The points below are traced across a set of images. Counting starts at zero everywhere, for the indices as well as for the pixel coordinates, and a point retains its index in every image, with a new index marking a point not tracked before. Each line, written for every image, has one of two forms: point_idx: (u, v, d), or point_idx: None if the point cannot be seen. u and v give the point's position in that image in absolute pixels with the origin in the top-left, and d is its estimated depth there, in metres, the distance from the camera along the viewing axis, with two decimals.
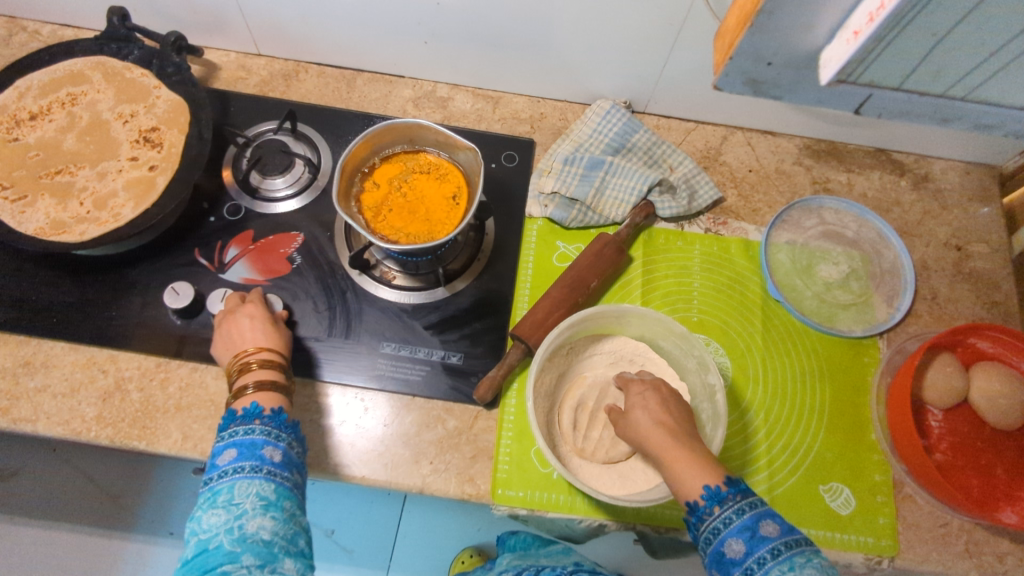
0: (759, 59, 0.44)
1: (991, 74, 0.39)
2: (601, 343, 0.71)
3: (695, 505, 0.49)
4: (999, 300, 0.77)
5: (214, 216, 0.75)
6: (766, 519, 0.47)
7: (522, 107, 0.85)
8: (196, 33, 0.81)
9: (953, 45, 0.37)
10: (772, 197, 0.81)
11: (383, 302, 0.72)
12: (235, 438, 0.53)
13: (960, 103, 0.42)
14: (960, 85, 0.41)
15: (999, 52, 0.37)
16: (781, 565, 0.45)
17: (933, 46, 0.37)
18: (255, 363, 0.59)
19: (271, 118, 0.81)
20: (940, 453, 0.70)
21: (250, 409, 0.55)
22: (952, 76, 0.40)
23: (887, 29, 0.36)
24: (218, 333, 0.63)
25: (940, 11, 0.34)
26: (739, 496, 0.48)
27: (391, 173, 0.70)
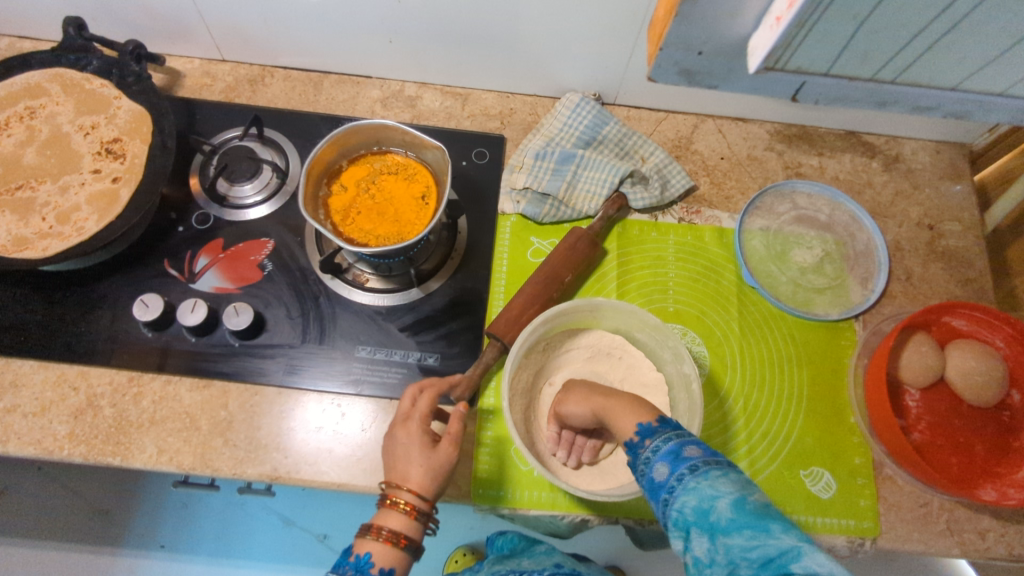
0: (689, 49, 0.42)
1: (917, 55, 0.40)
2: (577, 338, 0.71)
3: (633, 443, 0.48)
4: (973, 277, 0.78)
5: (182, 226, 0.74)
6: (691, 442, 0.44)
7: (492, 103, 0.84)
8: (157, 41, 0.80)
9: (875, 29, 0.37)
10: (745, 184, 0.81)
11: (357, 306, 0.72)
12: None
13: (890, 86, 0.43)
14: (888, 69, 0.41)
15: (921, 33, 0.37)
16: (697, 478, 0.41)
17: (856, 30, 0.37)
18: (401, 502, 0.54)
19: (236, 124, 0.80)
20: (918, 433, 0.70)
21: (360, 559, 0.52)
22: (881, 56, 0.40)
23: (808, 12, 0.35)
24: (386, 438, 0.58)
25: None
26: (670, 429, 0.47)
27: (358, 175, 0.69)
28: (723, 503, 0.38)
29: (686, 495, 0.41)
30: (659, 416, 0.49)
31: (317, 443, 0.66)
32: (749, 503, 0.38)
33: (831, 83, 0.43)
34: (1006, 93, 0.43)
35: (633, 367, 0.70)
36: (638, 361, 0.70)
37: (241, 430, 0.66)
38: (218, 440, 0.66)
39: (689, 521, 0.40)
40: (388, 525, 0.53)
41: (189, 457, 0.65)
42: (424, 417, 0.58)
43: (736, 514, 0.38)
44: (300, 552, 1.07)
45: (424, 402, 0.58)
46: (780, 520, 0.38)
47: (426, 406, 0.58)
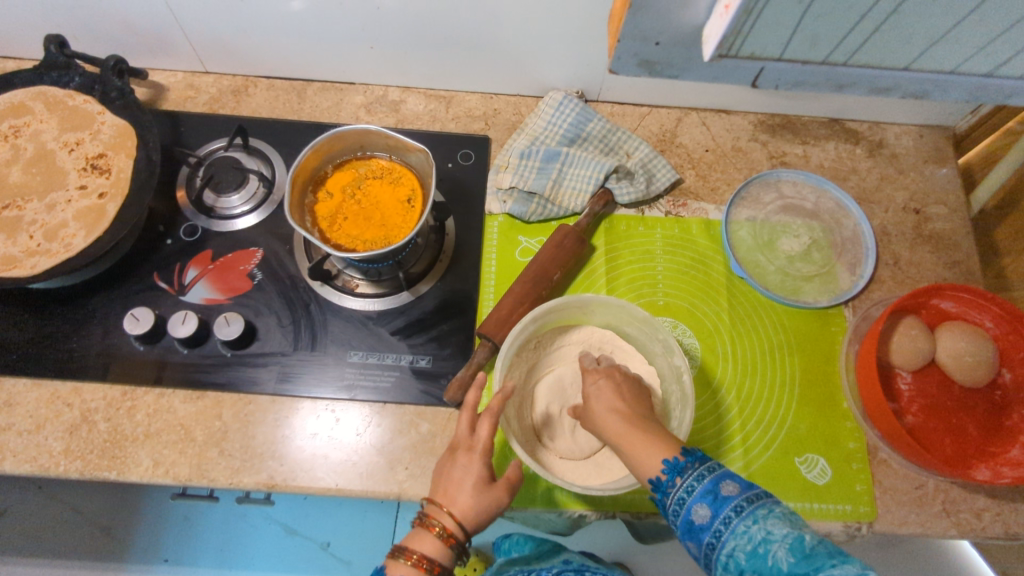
0: (647, 40, 0.42)
1: (864, 37, 0.40)
2: (568, 334, 0.72)
3: (658, 481, 0.49)
4: (960, 259, 0.78)
5: (171, 238, 0.74)
6: (725, 479, 0.47)
7: (475, 105, 0.85)
8: (140, 55, 0.80)
9: (818, 13, 0.38)
10: (730, 175, 0.81)
11: (347, 311, 0.72)
12: None
13: (842, 68, 0.43)
14: (837, 51, 0.42)
15: (865, 15, 0.38)
16: (747, 520, 0.44)
17: (802, 15, 0.38)
18: (436, 527, 0.54)
19: (221, 135, 0.80)
20: (911, 416, 0.70)
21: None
22: (831, 38, 0.40)
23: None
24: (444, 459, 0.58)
25: None
26: (698, 462, 0.49)
27: (343, 181, 0.70)
28: (782, 549, 0.42)
29: (737, 539, 0.44)
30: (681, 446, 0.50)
31: (315, 450, 0.66)
32: (807, 542, 0.42)
33: (789, 70, 0.43)
34: (958, 70, 0.43)
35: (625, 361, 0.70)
36: (628, 356, 0.70)
37: (236, 439, 0.67)
38: (213, 451, 0.66)
39: (744, 565, 0.43)
40: (421, 549, 0.53)
41: (185, 468, 0.65)
42: (483, 446, 0.57)
43: (797, 556, 0.41)
44: (303, 560, 1.07)
45: (486, 432, 0.57)
46: (834, 552, 0.41)
47: (486, 438, 0.57)
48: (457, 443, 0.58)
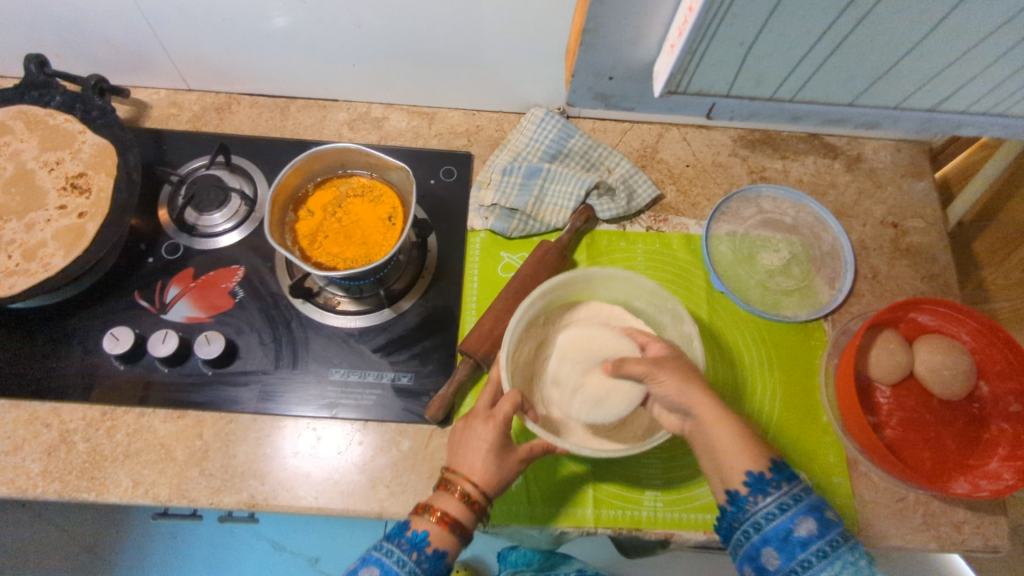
0: (601, 74, 0.44)
1: (808, 75, 0.41)
2: (576, 309, 0.72)
3: (738, 495, 0.53)
4: (937, 272, 0.79)
5: (152, 256, 0.74)
6: (802, 516, 0.50)
7: (458, 121, 0.85)
8: (123, 73, 0.81)
9: (761, 54, 0.39)
10: (711, 190, 0.82)
11: (329, 329, 0.72)
12: (385, 562, 0.53)
13: (789, 104, 0.45)
14: (785, 87, 0.43)
15: (808, 54, 0.39)
16: (830, 565, 0.48)
17: (745, 56, 0.39)
18: (457, 490, 0.55)
19: (203, 153, 0.80)
20: (891, 429, 0.71)
21: (416, 534, 0.54)
22: (774, 80, 0.42)
23: (695, 40, 0.37)
24: (461, 425, 0.59)
25: (737, 23, 0.35)
26: (785, 485, 0.52)
27: (324, 200, 0.70)
28: None
29: None
30: (771, 462, 0.53)
31: (296, 469, 0.66)
32: None
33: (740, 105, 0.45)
34: (901, 106, 0.45)
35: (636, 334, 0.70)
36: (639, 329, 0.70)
37: (217, 459, 0.66)
38: (194, 470, 0.66)
39: None
40: (445, 508, 0.55)
41: (165, 488, 0.64)
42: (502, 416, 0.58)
43: None
44: None
45: (507, 404, 0.58)
46: None
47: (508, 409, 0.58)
48: (477, 412, 0.60)
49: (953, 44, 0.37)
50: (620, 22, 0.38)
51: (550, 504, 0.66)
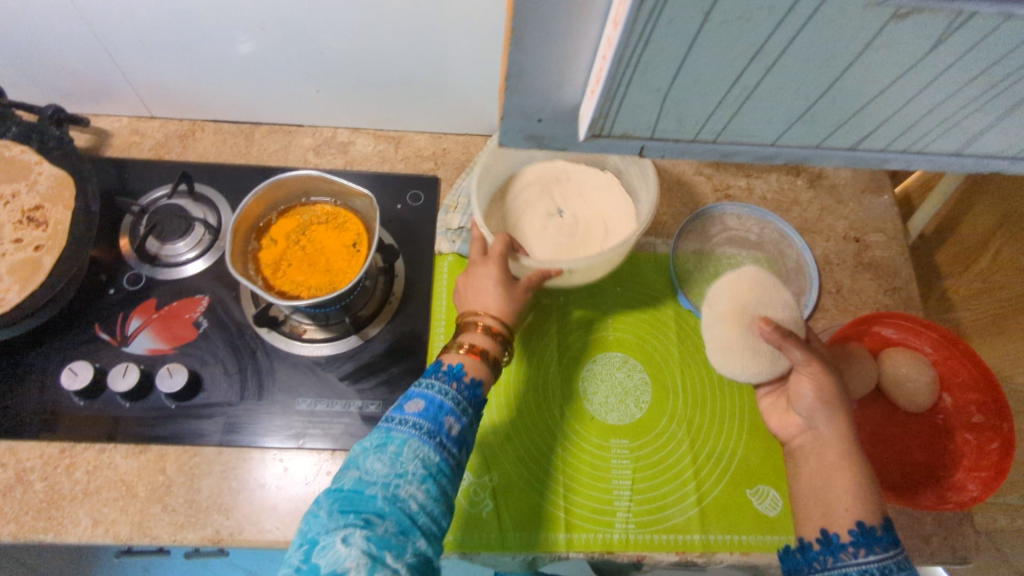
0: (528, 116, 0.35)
1: (731, 117, 0.35)
2: (517, 180, 0.79)
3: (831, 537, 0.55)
4: (899, 285, 0.80)
5: (114, 287, 0.73)
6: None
7: (424, 144, 0.86)
8: (82, 102, 0.80)
9: (679, 97, 0.32)
10: (676, 208, 0.83)
11: (295, 358, 0.71)
12: (429, 390, 0.53)
13: (711, 144, 0.38)
14: (707, 128, 0.36)
15: (733, 92, 0.32)
16: None
17: (662, 100, 0.33)
18: (478, 324, 0.60)
19: (165, 182, 0.79)
20: (858, 444, 0.72)
21: (454, 367, 0.56)
22: (696, 117, 0.35)
23: (614, 83, 0.30)
24: (465, 275, 0.66)
25: (657, 60, 0.29)
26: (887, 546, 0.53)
27: (287, 228, 0.69)
28: None
29: None
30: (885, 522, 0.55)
31: (261, 502, 0.65)
32: None
33: (664, 148, 0.38)
34: (823, 146, 0.39)
35: (584, 183, 0.78)
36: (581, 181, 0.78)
37: (181, 494, 0.65)
38: (156, 506, 0.64)
39: None
40: (472, 340, 0.59)
41: (126, 526, 0.63)
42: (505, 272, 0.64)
43: None
44: None
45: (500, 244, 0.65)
46: None
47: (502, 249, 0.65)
48: (473, 261, 0.67)
49: (882, 76, 0.31)
50: (544, 59, 0.31)
51: (521, 529, 0.65)
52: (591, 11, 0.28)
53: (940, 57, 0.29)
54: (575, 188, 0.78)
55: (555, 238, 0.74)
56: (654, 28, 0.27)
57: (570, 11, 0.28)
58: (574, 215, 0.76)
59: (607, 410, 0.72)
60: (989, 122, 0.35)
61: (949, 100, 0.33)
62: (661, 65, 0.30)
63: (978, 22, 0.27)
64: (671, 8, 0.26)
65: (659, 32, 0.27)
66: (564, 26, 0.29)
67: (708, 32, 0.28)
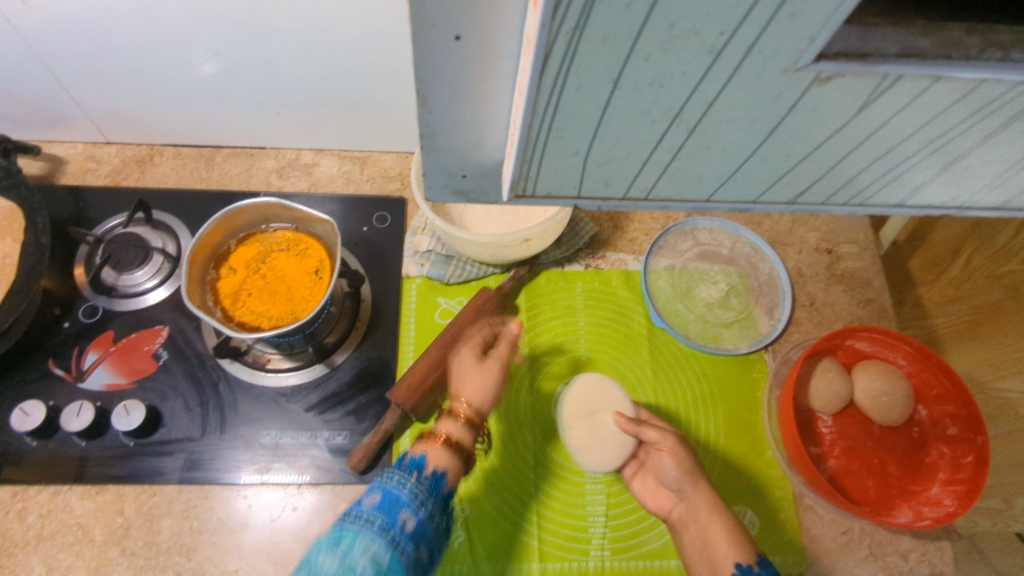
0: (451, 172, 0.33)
1: (657, 176, 0.34)
2: None
3: None
4: (872, 297, 0.80)
5: (68, 321, 0.71)
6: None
7: (391, 165, 0.84)
8: (34, 129, 0.78)
9: (600, 160, 0.31)
10: (647, 224, 0.82)
11: (259, 389, 0.69)
12: (386, 484, 0.53)
13: (642, 204, 0.36)
14: (635, 187, 0.35)
15: (655, 154, 0.31)
16: None
17: (582, 164, 0.31)
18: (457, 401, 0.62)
19: (122, 210, 0.77)
20: (834, 459, 0.71)
21: (415, 458, 0.56)
22: (623, 179, 0.33)
23: (529, 143, 0.29)
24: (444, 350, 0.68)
25: (569, 126, 0.28)
26: None
27: (247, 256, 0.67)
28: None
29: None
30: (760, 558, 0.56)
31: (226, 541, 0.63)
32: None
33: (594, 207, 0.36)
34: (761, 200, 0.37)
35: None
36: None
37: (139, 536, 0.62)
38: (114, 550, 0.62)
39: None
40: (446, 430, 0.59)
41: (82, 573, 0.60)
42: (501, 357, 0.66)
43: None
44: None
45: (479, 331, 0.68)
46: None
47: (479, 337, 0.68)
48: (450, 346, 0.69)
49: (807, 136, 0.30)
50: (460, 119, 0.29)
51: (495, 560, 0.64)
52: (497, 71, 0.26)
53: (869, 115, 0.29)
54: None
55: (499, 218, 0.74)
56: (561, 96, 0.26)
57: (477, 73, 0.27)
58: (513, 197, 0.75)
59: None
60: (932, 171, 0.35)
61: (888, 154, 0.32)
62: (576, 130, 0.28)
63: (903, 83, 0.26)
64: (574, 77, 0.25)
65: (568, 99, 0.26)
66: (469, 91, 0.28)
67: (619, 99, 0.26)
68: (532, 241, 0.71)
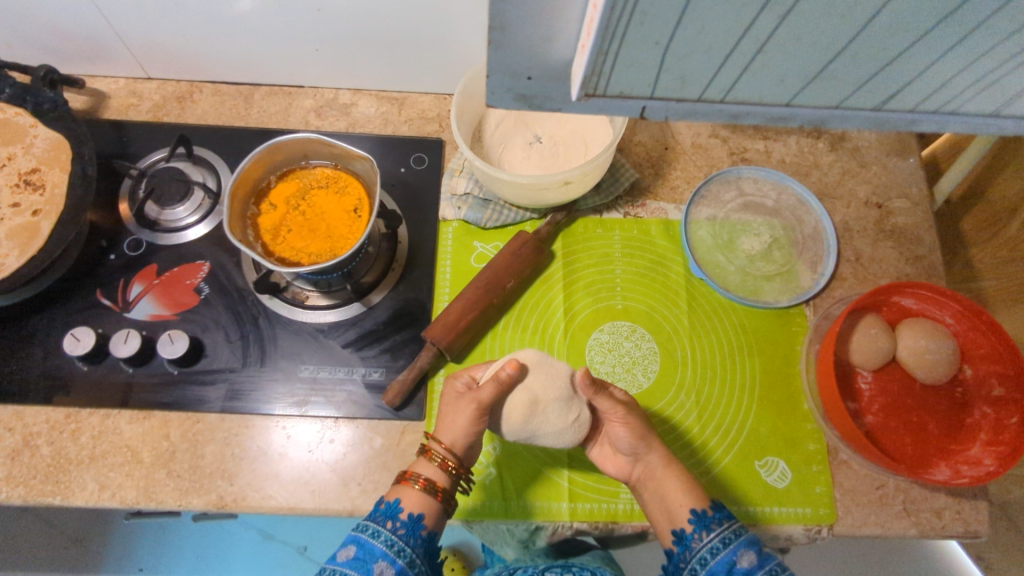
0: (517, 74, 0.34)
1: (740, 71, 0.34)
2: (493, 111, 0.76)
3: (684, 533, 0.55)
4: (922, 254, 0.77)
5: (114, 253, 0.72)
6: (744, 548, 0.53)
7: (429, 106, 0.83)
8: (77, 62, 0.78)
9: (683, 52, 0.32)
10: (690, 172, 0.80)
11: (298, 325, 0.71)
12: (361, 535, 0.53)
13: (720, 105, 0.37)
14: (714, 86, 0.35)
15: (740, 45, 0.31)
16: None
17: (664, 56, 0.32)
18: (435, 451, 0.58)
19: (163, 145, 0.78)
20: (871, 416, 0.70)
21: (391, 504, 0.55)
22: (700, 78, 0.34)
23: (608, 37, 0.29)
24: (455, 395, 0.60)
25: (654, 14, 0.29)
26: (724, 520, 0.55)
27: (287, 192, 0.68)
28: None
29: None
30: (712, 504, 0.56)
31: (264, 468, 0.65)
32: None
33: (667, 109, 0.37)
34: (842, 104, 0.38)
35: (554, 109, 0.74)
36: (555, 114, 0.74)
37: (184, 460, 0.65)
38: (160, 472, 0.64)
39: None
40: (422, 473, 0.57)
41: (132, 491, 0.63)
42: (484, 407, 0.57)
43: None
44: (284, 563, 1.10)
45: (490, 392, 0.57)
46: None
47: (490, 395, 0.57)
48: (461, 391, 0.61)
49: (904, 27, 0.30)
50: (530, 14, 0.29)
51: (525, 498, 0.65)
52: None
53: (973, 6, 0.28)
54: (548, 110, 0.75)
55: (538, 161, 0.72)
56: None
57: None
58: (553, 138, 0.73)
59: (614, 379, 0.70)
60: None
61: (990, 53, 0.32)
62: (660, 15, 0.29)
63: None
64: None
65: None
66: None
67: None
68: (572, 184, 0.69)
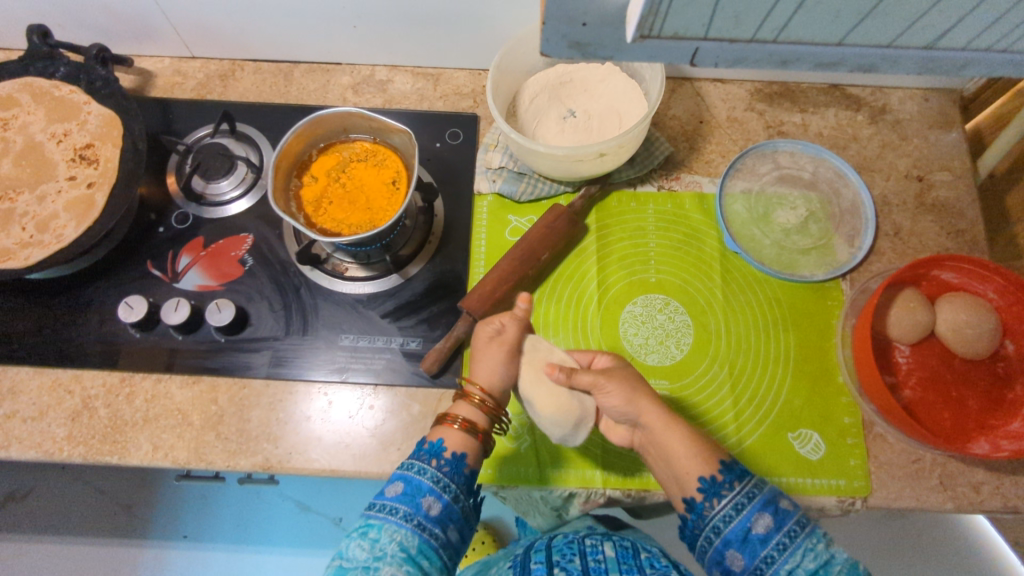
0: (572, 20, 0.35)
1: (795, 9, 0.35)
2: (525, 87, 0.76)
3: (694, 502, 0.55)
4: (964, 227, 0.75)
5: (163, 226, 0.75)
6: (757, 514, 0.53)
7: (464, 82, 0.84)
8: (126, 42, 0.81)
9: None
10: (725, 146, 0.80)
11: (337, 296, 0.73)
12: (408, 471, 0.55)
13: (772, 46, 0.38)
14: (768, 25, 0.36)
15: None
16: (796, 556, 0.51)
17: None
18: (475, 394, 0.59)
19: (208, 122, 0.80)
20: (908, 390, 0.69)
21: (434, 443, 0.56)
22: (755, 15, 0.35)
23: None
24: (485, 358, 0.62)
25: None
26: (736, 482, 0.54)
27: (327, 165, 0.70)
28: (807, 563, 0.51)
29: (790, 564, 0.51)
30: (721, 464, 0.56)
31: (306, 432, 0.67)
32: None
33: (719, 51, 0.38)
34: (895, 44, 0.38)
35: (587, 82, 0.75)
36: (587, 88, 0.75)
37: (232, 423, 0.68)
38: (210, 434, 0.67)
39: None
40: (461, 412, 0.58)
41: (183, 452, 0.66)
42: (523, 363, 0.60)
43: None
44: (320, 534, 1.13)
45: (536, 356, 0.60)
46: None
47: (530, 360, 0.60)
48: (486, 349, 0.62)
49: None
50: None
51: (559, 465, 0.66)
52: None
53: None
54: (580, 84, 0.75)
55: (571, 134, 0.73)
56: None
57: None
58: (587, 111, 0.74)
59: (646, 351, 0.71)
60: None
61: None
62: None
63: None
64: None
65: None
66: None
67: None
68: (607, 156, 0.70)
